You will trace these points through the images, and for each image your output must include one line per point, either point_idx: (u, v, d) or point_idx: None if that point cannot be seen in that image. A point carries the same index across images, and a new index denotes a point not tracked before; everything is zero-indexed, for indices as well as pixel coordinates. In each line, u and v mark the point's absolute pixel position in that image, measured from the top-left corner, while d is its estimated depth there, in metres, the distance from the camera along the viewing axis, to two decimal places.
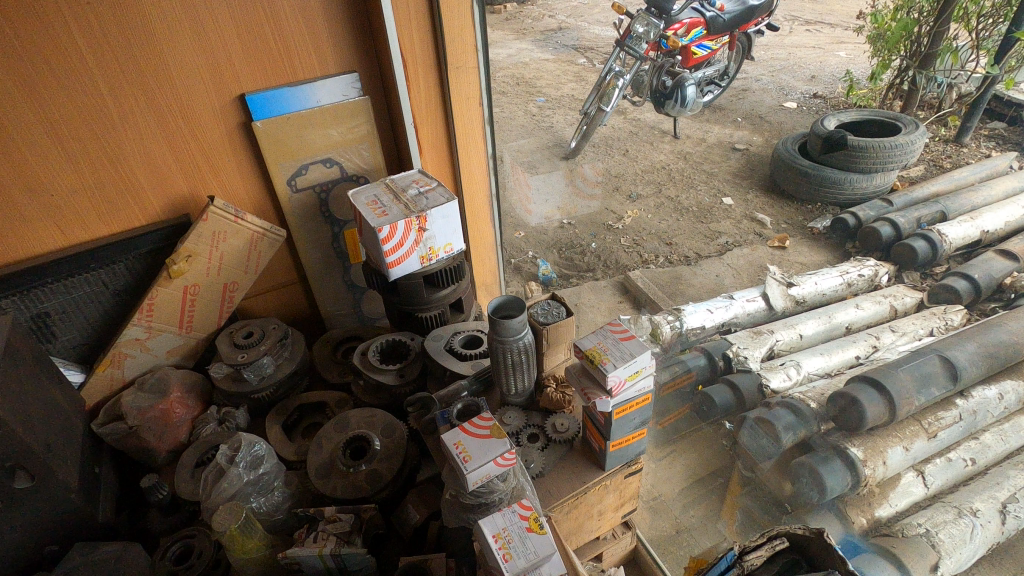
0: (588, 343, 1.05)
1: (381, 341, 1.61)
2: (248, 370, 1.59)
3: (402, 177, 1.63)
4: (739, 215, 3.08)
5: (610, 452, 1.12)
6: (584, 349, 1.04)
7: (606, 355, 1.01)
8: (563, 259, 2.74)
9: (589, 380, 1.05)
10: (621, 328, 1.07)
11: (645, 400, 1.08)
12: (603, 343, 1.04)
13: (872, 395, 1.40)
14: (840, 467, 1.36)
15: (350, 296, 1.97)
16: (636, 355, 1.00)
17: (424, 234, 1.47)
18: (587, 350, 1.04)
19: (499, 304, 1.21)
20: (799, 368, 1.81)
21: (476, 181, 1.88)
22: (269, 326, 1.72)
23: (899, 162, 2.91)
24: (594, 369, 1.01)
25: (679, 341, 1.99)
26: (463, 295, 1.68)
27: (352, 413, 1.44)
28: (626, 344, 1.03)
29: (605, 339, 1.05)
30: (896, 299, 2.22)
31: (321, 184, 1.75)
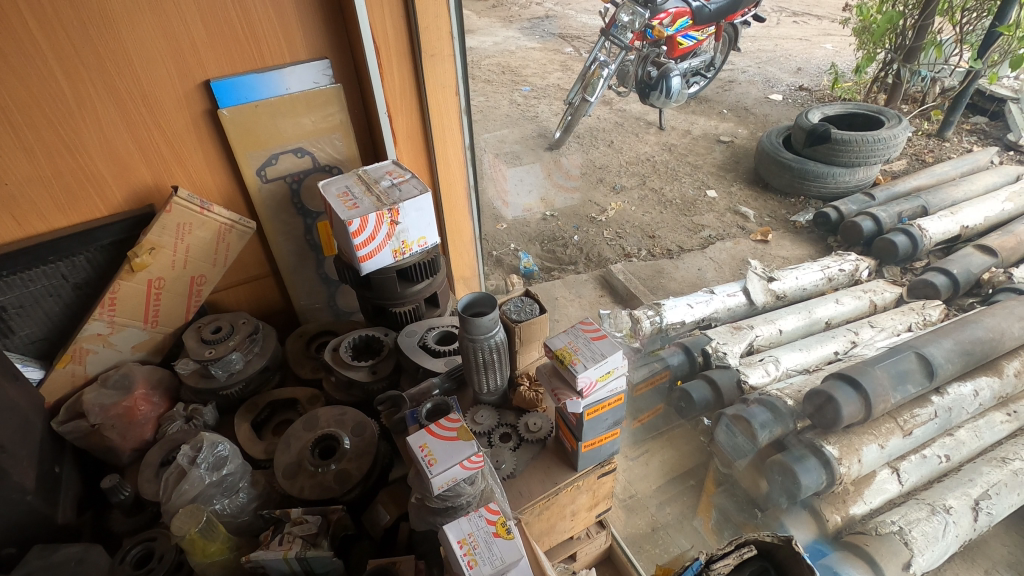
0: (559, 343, 1.02)
1: (354, 336, 1.57)
2: (216, 366, 1.54)
3: (375, 168, 1.58)
4: (723, 208, 3.07)
5: (582, 452, 1.11)
6: (554, 349, 1.01)
7: (576, 355, 0.97)
8: (545, 251, 2.71)
9: (560, 381, 1.02)
10: (593, 327, 1.04)
11: (618, 400, 1.06)
12: (574, 342, 1.01)
13: (848, 393, 1.39)
14: (816, 465, 1.35)
15: (324, 289, 1.92)
16: (607, 356, 0.97)
17: (397, 228, 1.43)
18: (557, 350, 1.01)
19: (470, 300, 1.18)
20: (778, 364, 1.80)
21: (454, 173, 1.84)
22: (238, 320, 1.66)
23: (882, 156, 2.89)
24: (564, 370, 0.98)
25: (658, 337, 1.96)
26: (439, 290, 1.65)
27: (321, 410, 1.40)
28: (597, 343, 1.00)
29: (576, 339, 1.02)
30: (875, 295, 2.23)
31: (293, 174, 1.70)
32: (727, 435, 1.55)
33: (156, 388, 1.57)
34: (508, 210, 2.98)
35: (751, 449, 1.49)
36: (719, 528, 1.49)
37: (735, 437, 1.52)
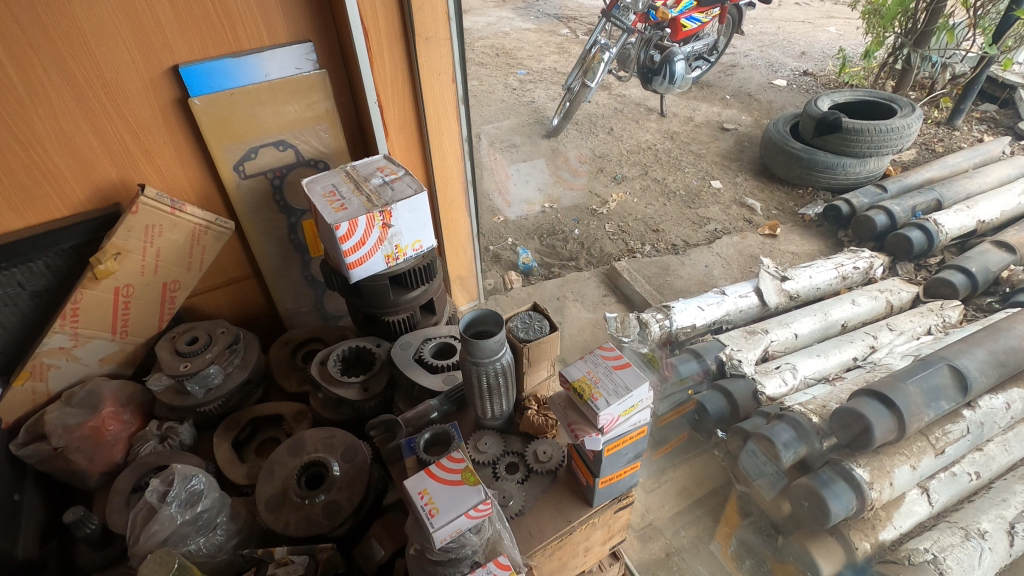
0: (576, 373, 0.90)
1: (343, 348, 1.44)
2: (192, 381, 1.41)
3: (364, 164, 1.45)
4: (728, 200, 2.95)
5: (599, 488, 0.99)
6: (571, 380, 0.89)
7: (597, 388, 0.86)
8: (544, 246, 2.58)
9: (577, 415, 0.90)
10: (614, 353, 0.92)
11: (641, 433, 0.94)
12: (593, 372, 0.89)
13: (880, 411, 1.28)
14: (845, 489, 1.25)
15: (310, 292, 1.79)
16: (632, 389, 0.85)
17: (389, 231, 1.30)
18: (575, 381, 0.89)
19: (473, 317, 1.06)
20: (795, 372, 1.70)
21: (450, 166, 1.71)
22: (216, 329, 1.53)
23: (894, 147, 2.79)
24: (583, 405, 0.87)
25: (668, 342, 1.86)
26: (435, 296, 1.52)
27: (308, 433, 1.27)
28: (621, 373, 0.88)
29: (596, 368, 0.90)
30: (892, 294, 2.12)
31: (275, 169, 1.56)
32: (751, 459, 1.44)
33: (127, 405, 1.44)
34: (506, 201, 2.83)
35: (778, 480, 1.38)
36: (739, 556, 1.44)
37: (754, 459, 1.42)
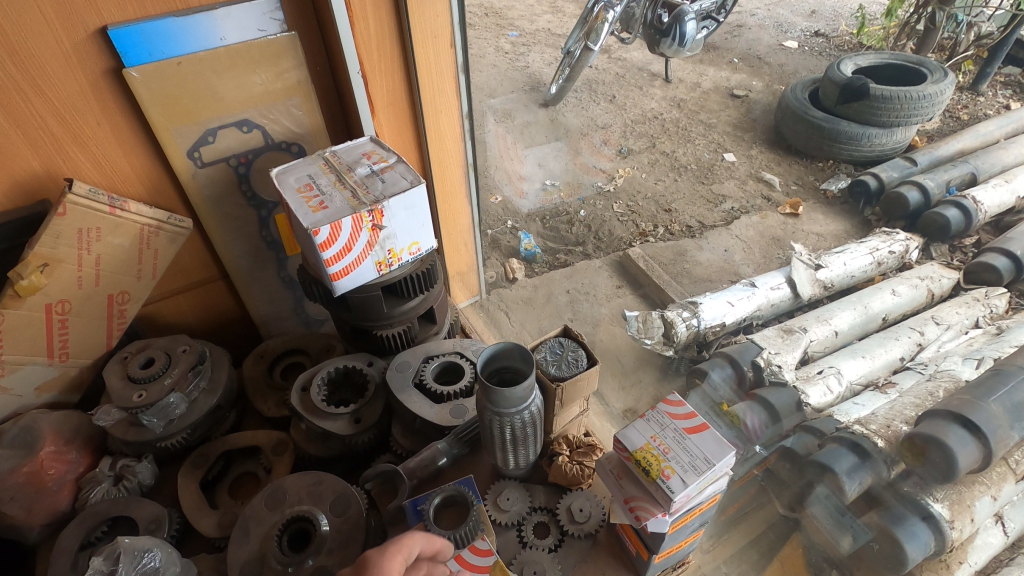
0: (637, 439, 0.73)
1: (329, 369, 1.21)
2: (149, 414, 1.19)
3: (347, 149, 1.20)
4: (744, 174, 2.73)
5: (655, 563, 0.81)
6: (632, 448, 0.72)
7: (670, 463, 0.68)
8: (547, 229, 2.33)
9: (637, 490, 0.73)
10: (682, 411, 0.74)
11: (712, 502, 0.76)
12: (659, 439, 0.72)
13: (963, 437, 1.10)
14: (922, 528, 1.10)
15: (288, 294, 1.55)
16: (712, 462, 0.67)
17: (380, 233, 1.07)
18: (637, 450, 0.71)
19: (493, 353, 0.91)
20: (840, 377, 1.49)
21: (448, 147, 1.46)
22: (177, 346, 1.29)
23: (923, 116, 2.57)
24: (650, 483, 0.69)
25: (694, 344, 1.66)
26: (435, 304, 1.30)
27: (290, 480, 1.06)
28: (695, 439, 0.70)
29: (663, 433, 0.72)
30: (933, 281, 1.93)
31: (238, 154, 1.30)
32: (823, 503, 1.21)
33: (73, 441, 1.21)
34: (504, 179, 2.58)
35: (865, 535, 1.16)
36: None
37: (823, 501, 1.21)
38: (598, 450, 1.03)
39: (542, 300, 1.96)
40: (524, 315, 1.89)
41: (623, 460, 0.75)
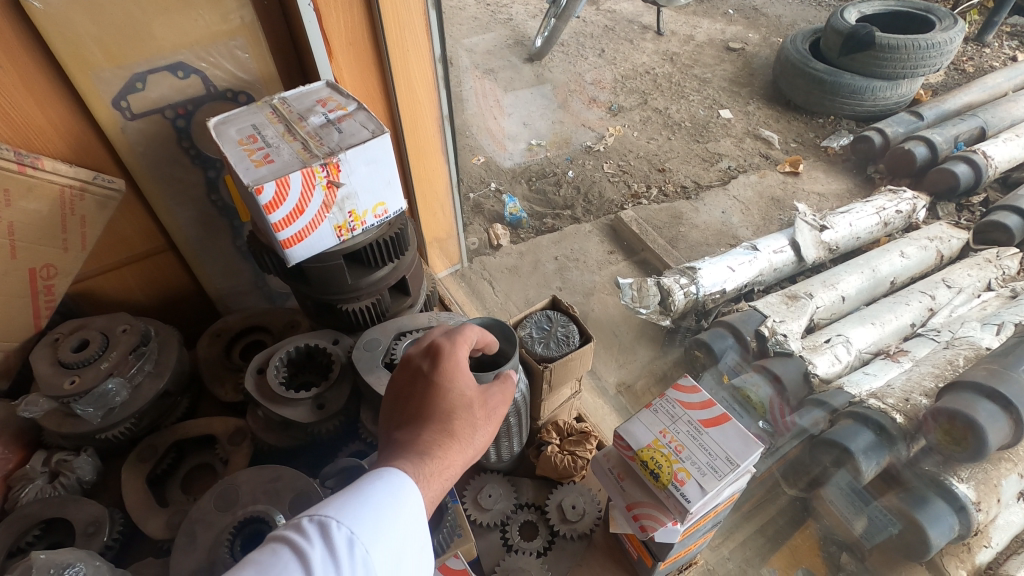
0: (645, 437, 0.80)
1: (290, 348, 1.07)
2: (83, 403, 1.04)
3: (299, 95, 1.04)
4: (741, 132, 2.58)
5: (661, 568, 0.87)
6: (640, 448, 0.79)
7: (683, 466, 0.75)
8: (533, 191, 2.17)
9: (645, 492, 0.80)
10: (694, 405, 0.81)
11: (727, 502, 0.81)
12: (667, 438, 0.79)
13: (993, 412, 1.00)
14: (945, 510, 1.02)
15: (247, 266, 1.40)
16: (718, 467, 0.74)
17: (338, 192, 0.92)
18: (643, 449, 0.79)
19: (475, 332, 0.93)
20: (849, 345, 1.38)
21: (420, 96, 1.29)
22: (116, 326, 1.14)
23: (929, 66, 2.43)
24: (661, 487, 0.76)
25: (692, 312, 1.55)
26: (408, 273, 1.16)
27: (243, 476, 0.94)
28: (706, 439, 0.77)
29: (674, 431, 0.79)
30: (942, 242, 1.81)
31: (175, 104, 1.12)
32: (839, 487, 1.13)
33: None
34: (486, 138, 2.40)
35: (884, 520, 1.09)
36: None
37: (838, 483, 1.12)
38: (590, 438, 1.09)
39: (529, 268, 1.82)
40: (510, 285, 1.76)
41: (627, 460, 0.83)
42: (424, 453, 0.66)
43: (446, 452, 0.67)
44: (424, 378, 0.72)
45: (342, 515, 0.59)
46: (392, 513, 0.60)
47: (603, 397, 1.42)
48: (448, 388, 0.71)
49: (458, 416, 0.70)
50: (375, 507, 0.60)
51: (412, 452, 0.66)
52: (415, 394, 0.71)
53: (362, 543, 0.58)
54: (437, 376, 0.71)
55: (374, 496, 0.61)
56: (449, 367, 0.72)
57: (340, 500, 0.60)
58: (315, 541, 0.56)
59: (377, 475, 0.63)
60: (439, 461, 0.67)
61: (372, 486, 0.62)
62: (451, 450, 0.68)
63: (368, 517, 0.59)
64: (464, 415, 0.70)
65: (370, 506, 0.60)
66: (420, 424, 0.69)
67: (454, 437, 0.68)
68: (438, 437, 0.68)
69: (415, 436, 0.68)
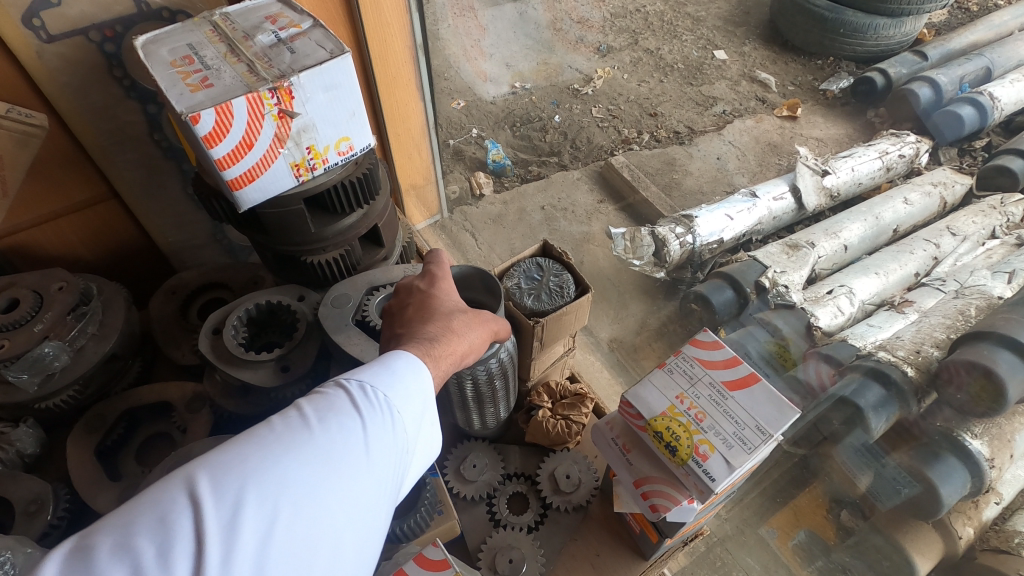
0: (660, 405, 0.73)
1: (249, 306, 0.96)
2: (16, 369, 0.92)
3: (244, 11, 0.89)
4: (736, 74, 2.44)
5: (666, 544, 0.81)
6: (654, 418, 0.72)
7: (706, 439, 0.67)
8: (517, 137, 2.02)
9: (659, 467, 0.73)
10: (713, 364, 0.73)
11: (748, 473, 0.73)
12: (686, 406, 0.71)
13: (1012, 363, 0.94)
14: (957, 466, 0.99)
15: (202, 217, 1.26)
16: (750, 440, 0.66)
17: (292, 124, 0.79)
18: (656, 419, 0.72)
19: (459, 283, 0.86)
20: (853, 297, 1.30)
21: (389, 19, 1.14)
22: (49, 283, 1.01)
23: (935, 2, 2.29)
24: (681, 463, 0.69)
25: (687, 263, 1.46)
26: (380, 222, 1.04)
27: (199, 447, 0.84)
28: (733, 405, 0.69)
29: (694, 398, 0.71)
30: (945, 188, 1.72)
31: (101, 25, 0.96)
32: (849, 447, 1.08)
33: None
34: (465, 67, 2.20)
35: (892, 477, 1.06)
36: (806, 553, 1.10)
37: (850, 442, 1.08)
38: (585, 401, 1.01)
39: (513, 218, 1.71)
40: (493, 236, 1.65)
41: (634, 431, 0.76)
42: (430, 337, 0.66)
43: (450, 340, 0.67)
44: (420, 293, 0.74)
45: (376, 377, 0.58)
46: (419, 384, 0.60)
47: (595, 354, 1.35)
48: (444, 300, 0.73)
49: (457, 317, 0.71)
50: (406, 378, 0.59)
51: (417, 338, 0.66)
52: (413, 306, 0.73)
53: (397, 404, 0.58)
54: (434, 289, 0.74)
55: (402, 367, 0.60)
56: (443, 285, 0.76)
57: (370, 365, 0.60)
58: (356, 396, 0.56)
59: (395, 355, 0.62)
60: (444, 346, 0.66)
61: (398, 360, 0.60)
62: (453, 340, 0.68)
63: (402, 382, 0.59)
64: (461, 318, 0.71)
65: (402, 375, 0.59)
66: (425, 320, 0.69)
67: (456, 332, 0.69)
68: (440, 330, 0.68)
69: (420, 329, 0.68)
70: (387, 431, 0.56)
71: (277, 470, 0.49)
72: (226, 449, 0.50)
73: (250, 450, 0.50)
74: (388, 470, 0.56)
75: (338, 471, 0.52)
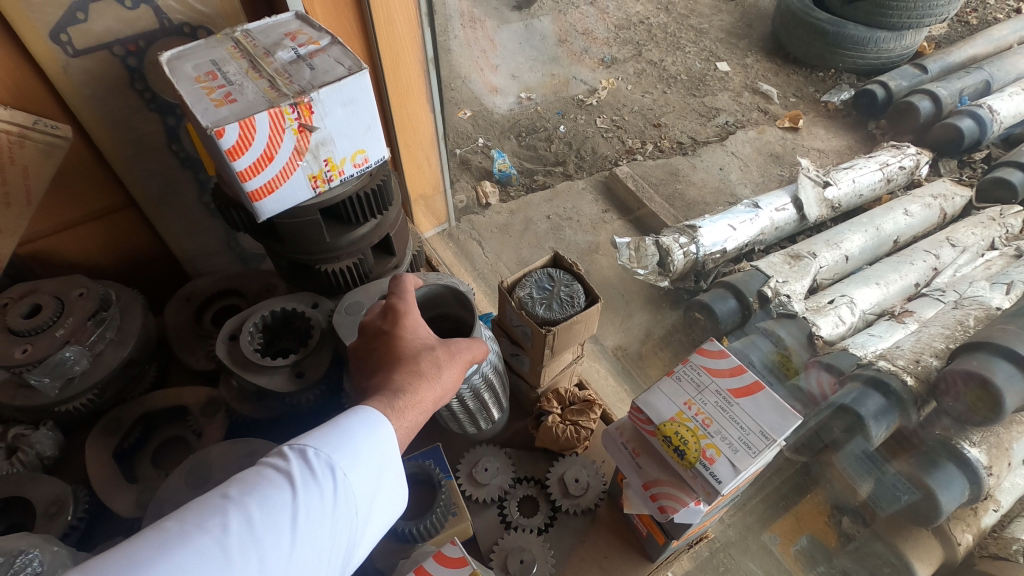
0: (669, 411, 0.75)
1: (264, 313, 0.98)
2: (38, 373, 0.95)
3: (264, 27, 0.92)
4: (739, 86, 2.47)
5: (672, 546, 0.83)
6: (664, 423, 0.74)
7: (713, 443, 0.69)
8: (523, 147, 2.05)
9: (666, 473, 0.75)
10: (720, 371, 0.76)
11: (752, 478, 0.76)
12: (695, 410, 0.73)
13: (1010, 374, 0.96)
14: (957, 475, 1.01)
15: (217, 225, 1.29)
16: (755, 444, 0.68)
17: (311, 137, 0.82)
18: (666, 424, 0.74)
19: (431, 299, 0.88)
20: (853, 307, 1.32)
21: (402, 34, 1.17)
22: (71, 290, 1.04)
23: (934, 16, 2.34)
24: (689, 466, 0.71)
25: (691, 272, 1.48)
26: (392, 231, 1.06)
27: (213, 450, 0.87)
28: (740, 409, 0.72)
29: (702, 403, 0.74)
30: (945, 200, 1.75)
31: (125, 40, 1.00)
32: (850, 455, 1.10)
33: None
34: None
35: (892, 485, 1.08)
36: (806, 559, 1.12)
37: (851, 451, 1.10)
38: (593, 408, 1.03)
39: (520, 228, 1.74)
40: (500, 245, 1.67)
41: (643, 436, 0.78)
42: (396, 390, 0.69)
43: (418, 389, 0.70)
44: (384, 335, 0.75)
45: (325, 442, 0.62)
46: (364, 452, 0.63)
47: (600, 362, 1.37)
48: (409, 341, 0.74)
49: (424, 358, 0.72)
50: (356, 441, 0.62)
51: (383, 392, 0.68)
52: (377, 352, 0.73)
53: (336, 474, 0.60)
54: (397, 330, 0.74)
55: (350, 434, 0.63)
56: (406, 322, 0.75)
57: (318, 432, 0.63)
58: (301, 463, 0.60)
59: (347, 416, 0.64)
60: (410, 398, 0.69)
61: (352, 420, 0.64)
62: (421, 388, 0.70)
63: (346, 452, 0.62)
64: (429, 358, 0.72)
65: (348, 444, 0.62)
66: (390, 370, 0.71)
67: (424, 378, 0.71)
68: (408, 379, 0.70)
69: (386, 380, 0.70)
70: (323, 500, 0.59)
71: (211, 541, 0.53)
72: (144, 535, 0.53)
73: (163, 537, 0.52)
74: (330, 534, 0.59)
75: (254, 552, 0.54)
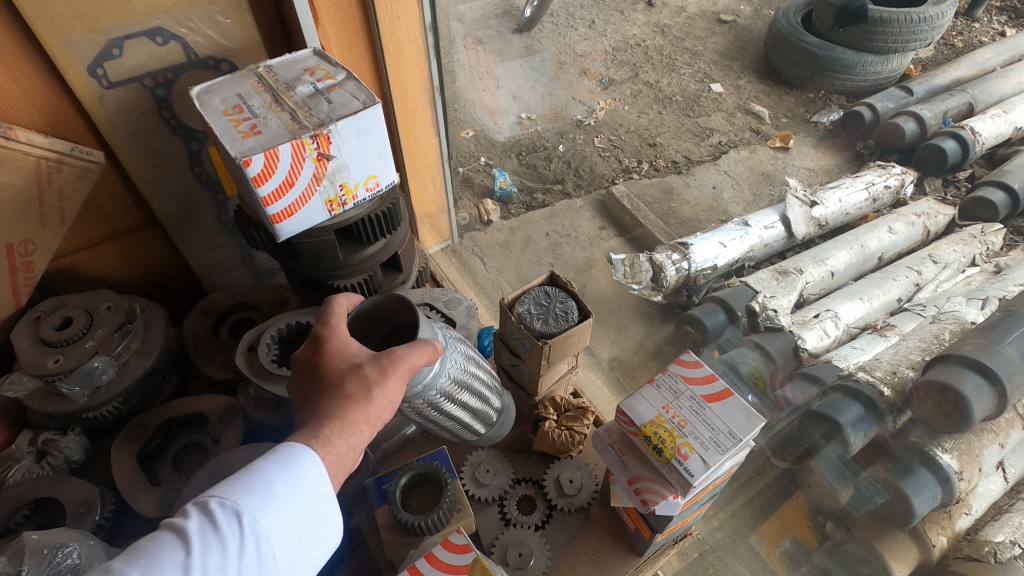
0: (649, 413, 0.81)
1: (280, 325, 1.05)
2: (69, 382, 1.02)
3: (285, 62, 1.00)
4: (732, 106, 2.56)
5: (657, 542, 0.90)
6: (643, 424, 0.81)
7: (687, 441, 0.76)
8: (523, 166, 2.13)
9: (646, 470, 0.81)
10: (696, 375, 0.82)
11: (726, 476, 0.82)
12: (673, 412, 0.80)
13: (978, 385, 1.03)
14: (930, 480, 1.07)
15: (233, 242, 1.36)
16: (723, 443, 0.74)
17: (329, 165, 0.90)
18: (647, 425, 0.80)
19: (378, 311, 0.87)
20: (837, 321, 1.39)
21: (410, 66, 1.25)
22: (98, 304, 1.11)
23: (919, 41, 2.43)
24: (665, 463, 0.78)
25: (683, 288, 1.55)
26: (400, 249, 1.14)
27: (235, 454, 0.94)
28: (713, 411, 0.78)
29: (677, 405, 0.80)
30: (929, 219, 1.82)
31: (154, 73, 1.08)
32: (830, 460, 1.19)
33: None
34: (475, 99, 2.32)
35: (869, 489, 1.14)
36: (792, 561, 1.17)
37: (830, 456, 1.18)
38: (587, 414, 1.10)
39: (520, 244, 1.81)
40: (501, 261, 1.75)
41: (627, 436, 0.84)
42: (322, 417, 0.67)
43: (346, 410, 0.67)
44: (312, 364, 0.73)
45: (233, 491, 0.61)
46: (275, 498, 0.61)
47: (596, 373, 1.43)
48: (334, 365, 0.72)
49: (351, 380, 0.70)
50: (271, 486, 0.62)
51: (310, 423, 0.67)
52: (305, 384, 0.73)
53: (240, 524, 0.59)
54: (321, 358, 0.73)
55: (256, 482, 0.61)
56: (330, 347, 0.74)
57: (229, 482, 0.62)
58: (205, 516, 0.59)
59: (260, 462, 0.63)
60: (338, 421, 0.67)
61: (267, 465, 0.63)
62: (351, 409, 0.68)
63: (253, 500, 0.60)
64: (357, 378, 0.70)
65: (254, 491, 0.61)
66: (317, 399, 0.69)
67: (352, 398, 0.68)
68: (335, 402, 0.68)
69: (315, 411, 0.69)
70: (228, 552, 0.57)
71: None
72: None
73: None
74: None
75: None
